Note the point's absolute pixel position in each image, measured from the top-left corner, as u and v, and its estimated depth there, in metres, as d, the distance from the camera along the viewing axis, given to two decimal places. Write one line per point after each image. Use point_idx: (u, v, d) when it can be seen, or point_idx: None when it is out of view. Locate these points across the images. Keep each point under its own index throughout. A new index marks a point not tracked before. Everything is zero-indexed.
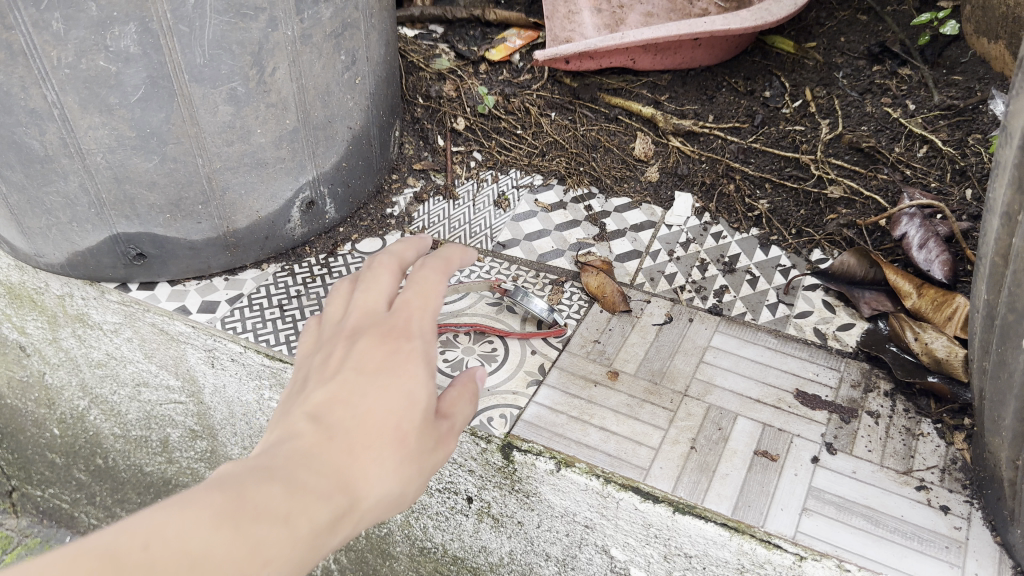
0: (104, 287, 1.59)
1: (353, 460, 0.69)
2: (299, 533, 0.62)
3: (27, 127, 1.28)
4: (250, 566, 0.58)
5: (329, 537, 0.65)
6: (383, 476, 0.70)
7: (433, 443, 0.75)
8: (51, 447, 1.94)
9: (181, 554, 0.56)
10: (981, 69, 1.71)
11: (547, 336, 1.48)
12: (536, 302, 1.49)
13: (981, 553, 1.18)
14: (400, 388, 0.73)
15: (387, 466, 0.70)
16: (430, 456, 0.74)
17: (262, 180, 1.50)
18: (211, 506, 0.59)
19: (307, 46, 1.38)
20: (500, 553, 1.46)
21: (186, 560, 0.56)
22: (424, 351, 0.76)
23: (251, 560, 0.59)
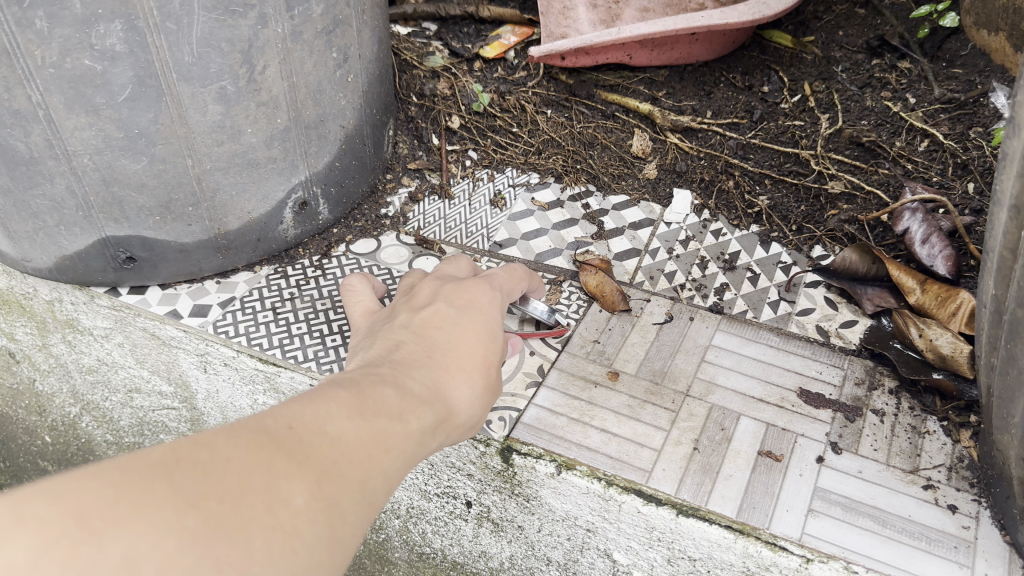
0: (94, 291, 1.56)
1: (448, 377, 0.88)
2: (416, 428, 0.78)
3: (12, 129, 1.25)
4: (382, 449, 0.73)
5: (433, 439, 0.82)
6: (468, 395, 0.89)
7: (495, 385, 0.95)
8: (43, 455, 1.91)
9: (326, 434, 0.69)
10: (981, 61, 1.69)
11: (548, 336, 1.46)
12: (537, 306, 1.44)
13: (991, 553, 1.15)
14: (476, 332, 0.95)
15: (471, 386, 0.90)
16: (493, 394, 0.94)
17: (254, 181, 1.47)
18: (348, 399, 0.74)
19: (298, 43, 1.35)
20: (500, 558, 1.43)
21: (331, 440, 0.69)
22: (494, 306, 1.01)
23: (383, 448, 0.73)
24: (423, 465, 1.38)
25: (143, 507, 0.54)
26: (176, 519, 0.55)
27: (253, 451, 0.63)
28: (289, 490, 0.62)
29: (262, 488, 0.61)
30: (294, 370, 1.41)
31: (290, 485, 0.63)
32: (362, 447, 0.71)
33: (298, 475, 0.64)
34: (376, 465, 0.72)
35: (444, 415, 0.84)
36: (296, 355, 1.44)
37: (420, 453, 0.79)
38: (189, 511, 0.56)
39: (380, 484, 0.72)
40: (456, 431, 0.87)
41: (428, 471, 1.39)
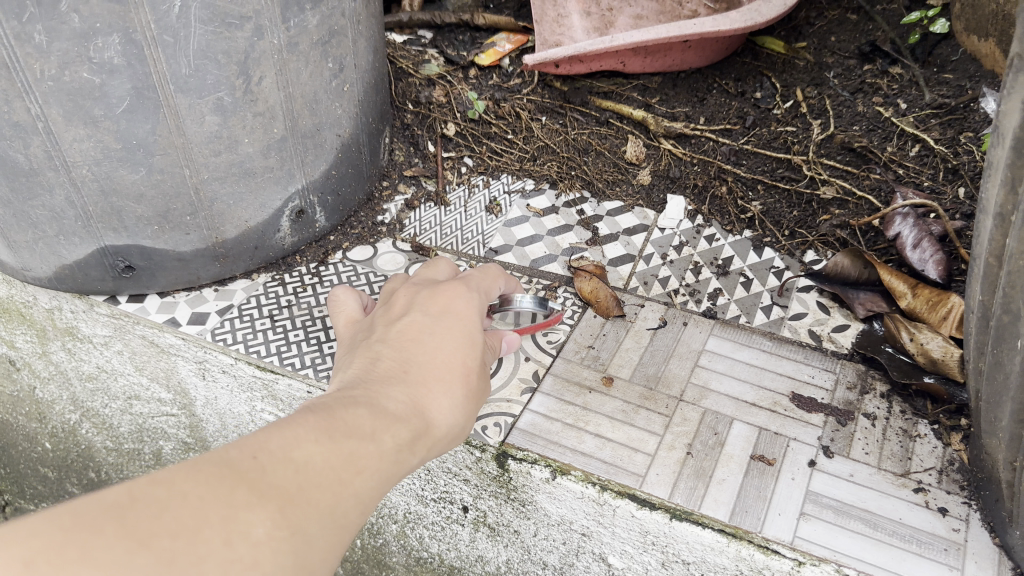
0: (93, 300, 1.58)
1: (426, 391, 0.89)
2: (390, 447, 0.80)
3: (12, 140, 1.27)
4: (353, 470, 0.75)
5: (412, 454, 0.83)
6: (448, 405, 0.90)
7: (479, 391, 0.96)
8: (43, 462, 1.92)
9: (291, 461, 0.71)
10: (972, 67, 1.71)
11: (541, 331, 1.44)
12: (524, 300, 1.30)
13: (980, 555, 1.17)
14: (454, 340, 0.95)
15: (452, 396, 0.91)
16: (476, 400, 0.95)
17: (251, 190, 1.49)
18: (317, 423, 0.76)
19: (294, 54, 1.37)
20: (497, 562, 1.44)
21: (296, 466, 0.71)
22: (475, 312, 1.01)
23: (354, 469, 0.75)
24: (420, 470, 1.40)
25: (93, 550, 0.57)
26: (129, 559, 0.57)
27: (209, 484, 0.65)
28: (249, 522, 0.65)
29: (219, 520, 0.63)
30: (292, 377, 1.43)
31: (249, 515, 0.65)
32: (331, 471, 0.73)
33: (258, 505, 0.66)
34: (347, 487, 0.74)
35: (421, 429, 0.85)
36: (293, 362, 1.45)
37: (397, 469, 0.81)
38: (142, 550, 0.58)
39: (352, 504, 0.74)
40: (438, 444, 0.89)
41: (425, 476, 1.41)
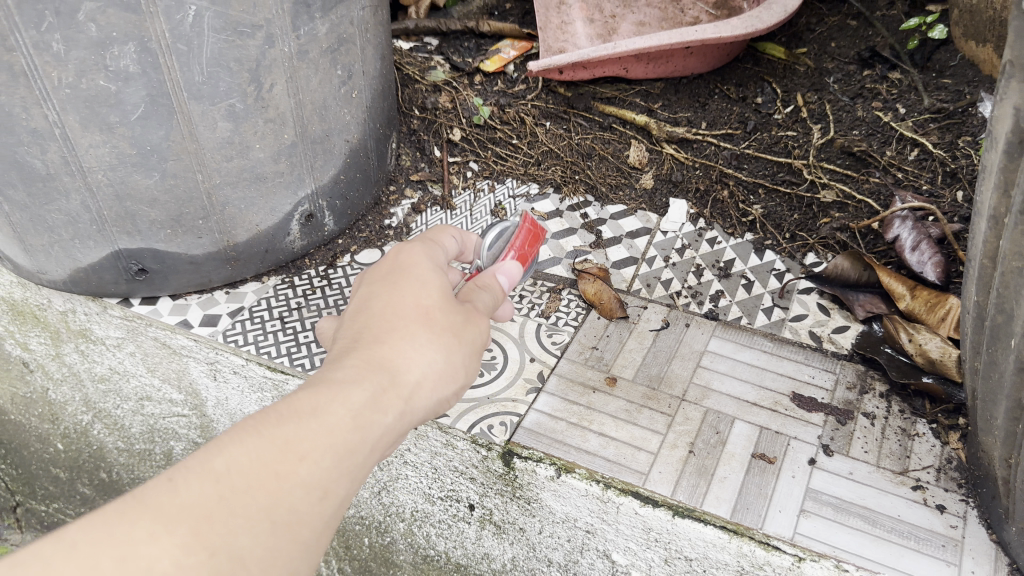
0: (107, 302, 1.61)
1: (380, 353, 0.84)
2: (334, 424, 0.79)
3: (29, 146, 1.30)
4: (288, 465, 0.76)
5: (372, 422, 0.81)
6: (417, 355, 0.85)
7: (463, 325, 0.88)
8: (55, 462, 1.92)
9: (210, 475, 0.73)
10: (970, 72, 1.73)
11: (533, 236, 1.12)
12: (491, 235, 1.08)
13: (977, 551, 1.19)
14: (408, 291, 0.88)
15: (418, 342, 0.85)
16: (463, 330, 0.88)
17: (262, 195, 1.52)
18: (247, 426, 0.77)
19: (304, 62, 1.40)
20: (503, 560, 1.46)
21: (215, 477, 0.73)
22: (422, 257, 0.92)
23: (288, 465, 0.76)
24: (427, 468, 1.43)
25: None
26: None
27: (111, 525, 0.68)
28: (157, 552, 0.68)
29: (119, 561, 0.66)
30: (302, 378, 1.46)
31: (156, 547, 0.68)
32: (257, 477, 0.74)
33: (167, 533, 0.69)
34: (282, 486, 0.75)
35: (377, 392, 0.82)
36: (303, 363, 1.48)
37: (356, 441, 0.80)
38: None
39: (297, 494, 0.76)
40: (419, 397, 0.85)
41: (432, 475, 1.44)
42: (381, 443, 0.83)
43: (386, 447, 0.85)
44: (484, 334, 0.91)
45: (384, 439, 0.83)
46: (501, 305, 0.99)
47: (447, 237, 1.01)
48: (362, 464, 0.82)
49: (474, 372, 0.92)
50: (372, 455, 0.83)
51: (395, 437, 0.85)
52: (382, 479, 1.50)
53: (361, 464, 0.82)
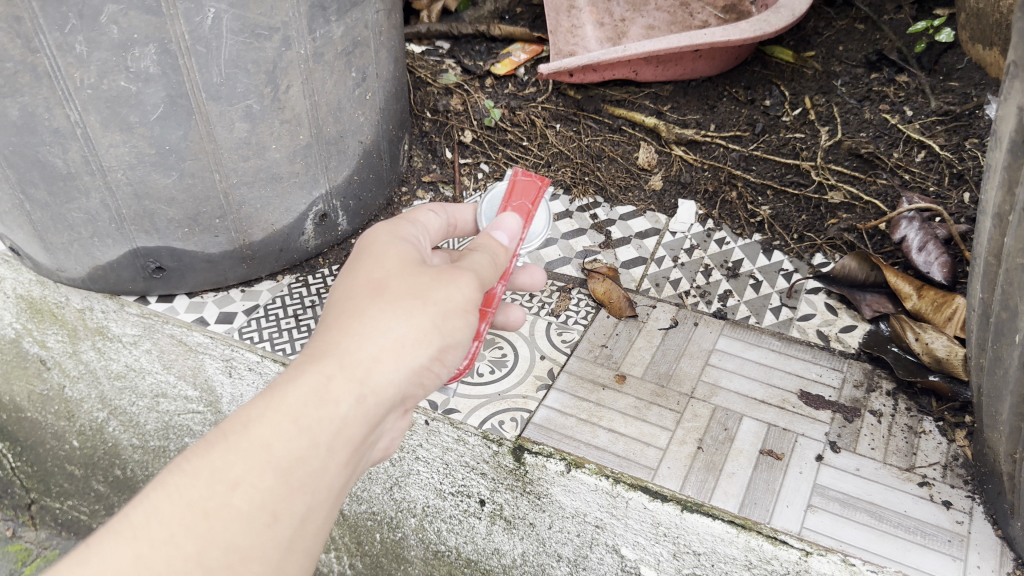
0: (124, 300, 1.71)
1: (327, 343, 0.82)
2: (279, 424, 0.78)
3: (51, 145, 1.34)
4: (228, 481, 0.75)
5: (324, 413, 0.79)
6: (369, 334, 0.83)
7: (426, 287, 0.86)
8: (70, 459, 1.77)
9: (129, 528, 0.73)
10: (977, 75, 1.75)
11: (538, 192, 1.17)
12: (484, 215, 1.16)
13: (983, 546, 1.21)
14: (361, 270, 0.88)
15: (368, 323, 0.83)
16: (420, 297, 0.85)
17: (277, 194, 1.55)
18: (186, 456, 0.77)
19: (319, 64, 1.42)
20: (512, 555, 1.39)
21: (134, 531, 0.73)
22: (380, 241, 0.92)
23: (226, 481, 0.75)
24: (438, 464, 1.44)
25: None
26: None
27: None
28: None
29: None
30: None
31: None
32: (193, 503, 0.74)
33: None
34: (220, 507, 0.75)
35: (325, 382, 0.80)
36: None
37: (306, 437, 0.78)
38: None
39: (232, 521, 0.75)
40: (381, 377, 0.82)
41: (443, 470, 1.44)
42: (345, 432, 0.81)
43: (358, 437, 0.82)
44: (463, 289, 0.88)
45: (347, 426, 0.81)
46: (501, 258, 0.98)
47: (423, 214, 1.05)
48: (327, 458, 0.80)
49: (463, 330, 0.88)
50: (338, 447, 0.81)
51: (366, 423, 0.83)
52: (394, 474, 1.48)
53: (326, 458, 0.80)
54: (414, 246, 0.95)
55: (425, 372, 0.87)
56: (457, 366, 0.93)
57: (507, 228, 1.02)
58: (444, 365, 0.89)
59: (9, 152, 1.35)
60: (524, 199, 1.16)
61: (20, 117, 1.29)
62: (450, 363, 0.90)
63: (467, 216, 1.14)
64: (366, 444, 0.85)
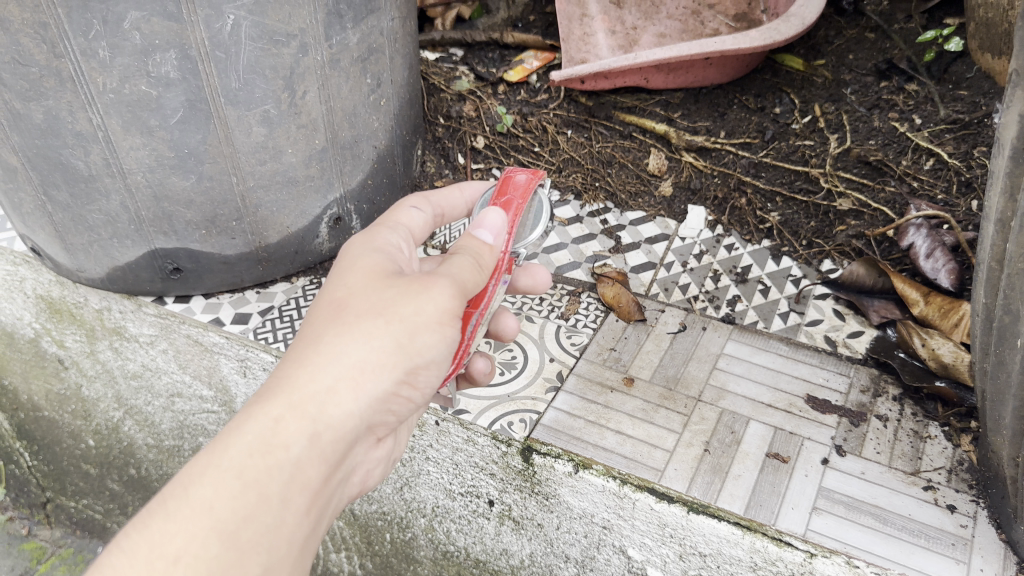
0: (142, 300, 1.69)
1: (275, 384, 0.89)
2: (225, 479, 0.85)
3: (74, 148, 1.38)
4: (171, 554, 0.82)
5: (274, 458, 0.87)
6: (320, 371, 0.89)
7: (381, 311, 0.92)
8: (86, 458, 1.86)
9: None
10: (987, 84, 1.75)
11: (530, 183, 1.16)
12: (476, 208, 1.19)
13: (986, 549, 1.22)
14: (324, 295, 0.95)
15: (321, 360, 0.90)
16: (375, 323, 0.91)
17: (293, 198, 1.58)
18: (132, 527, 0.83)
19: (335, 70, 1.45)
20: (520, 555, 1.47)
21: None
22: (349, 261, 0.98)
23: (170, 553, 0.82)
24: (449, 464, 1.47)
25: None
26: None
27: None
28: None
29: None
30: None
31: None
32: None
33: None
34: None
35: (273, 426, 0.87)
36: None
37: (254, 489, 0.86)
38: None
39: None
40: (330, 413, 0.90)
41: (453, 470, 1.48)
42: (298, 474, 0.88)
43: (311, 476, 0.90)
44: (431, 305, 0.93)
45: (300, 466, 0.88)
46: (484, 258, 1.01)
47: (404, 212, 1.11)
48: (281, 499, 0.88)
49: (424, 348, 0.94)
50: (293, 489, 0.88)
51: (319, 460, 0.90)
52: (404, 474, 1.54)
53: (280, 502, 0.88)
54: (387, 254, 1.01)
55: (379, 400, 0.94)
56: (421, 386, 0.99)
57: (493, 228, 1.03)
58: (402, 387, 0.96)
59: (33, 154, 1.40)
60: (511, 191, 1.14)
61: (45, 120, 1.33)
62: (410, 383, 0.96)
63: (454, 202, 1.21)
64: (324, 480, 0.92)
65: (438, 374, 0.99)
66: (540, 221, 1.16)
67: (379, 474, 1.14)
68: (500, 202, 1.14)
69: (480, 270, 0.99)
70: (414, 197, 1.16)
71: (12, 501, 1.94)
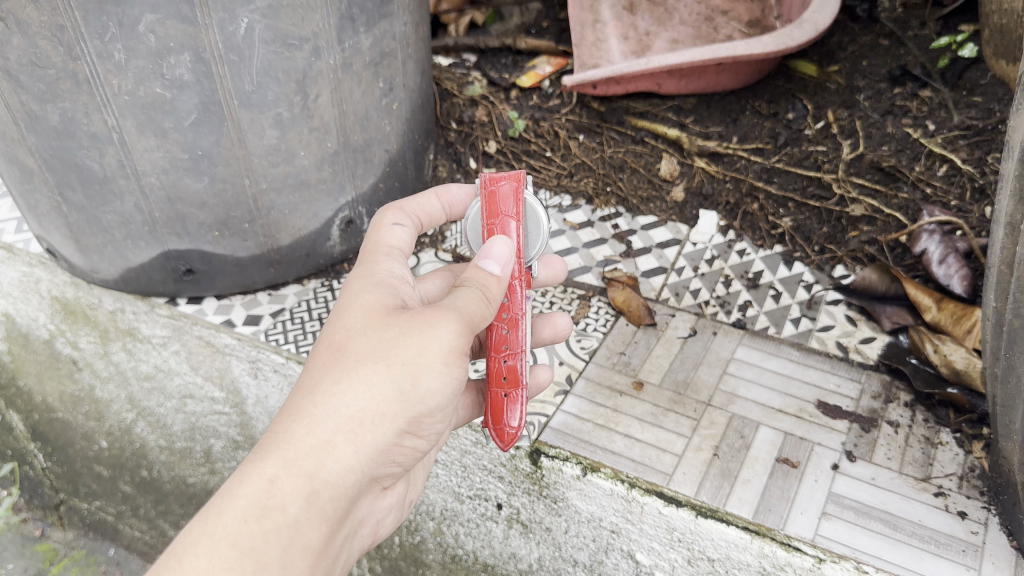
0: (154, 301, 1.74)
1: (270, 443, 0.91)
2: (219, 548, 0.86)
3: (89, 150, 1.39)
4: None
5: (271, 521, 0.89)
6: (316, 427, 0.91)
7: (378, 358, 0.93)
8: (98, 460, 1.79)
9: None
10: (1000, 91, 1.76)
11: (517, 193, 1.15)
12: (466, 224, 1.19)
13: (998, 556, 1.21)
14: (322, 345, 0.97)
15: (318, 413, 0.92)
16: (373, 372, 0.93)
17: (305, 200, 1.59)
18: None
19: (348, 74, 1.46)
20: (529, 560, 1.41)
21: None
22: (347, 304, 0.99)
23: None
24: (457, 467, 1.45)
25: None
26: None
27: None
28: None
29: None
30: None
31: None
32: None
33: None
34: None
35: (269, 487, 0.89)
36: None
37: (252, 556, 0.87)
38: None
39: None
40: (327, 468, 0.92)
41: (462, 473, 1.45)
42: (297, 534, 0.90)
43: (310, 535, 0.92)
44: (433, 344, 0.93)
45: (298, 525, 0.90)
46: (493, 290, 1.01)
47: (388, 231, 1.12)
48: (280, 563, 0.89)
49: (425, 393, 0.95)
50: (292, 552, 0.90)
51: (318, 517, 0.92)
52: None
53: (280, 566, 0.89)
54: (389, 287, 1.03)
55: (378, 451, 0.96)
56: (424, 432, 1.00)
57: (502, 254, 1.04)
58: (402, 436, 0.97)
59: (49, 156, 1.42)
60: (502, 208, 1.15)
61: (60, 122, 1.35)
62: (412, 431, 0.98)
63: (431, 209, 1.23)
64: (325, 538, 0.94)
65: (441, 418, 1.00)
66: (540, 224, 1.15)
67: (393, 523, 1.15)
68: (495, 219, 1.15)
69: (488, 303, 1.00)
70: (392, 211, 1.15)
71: (25, 503, 1.93)
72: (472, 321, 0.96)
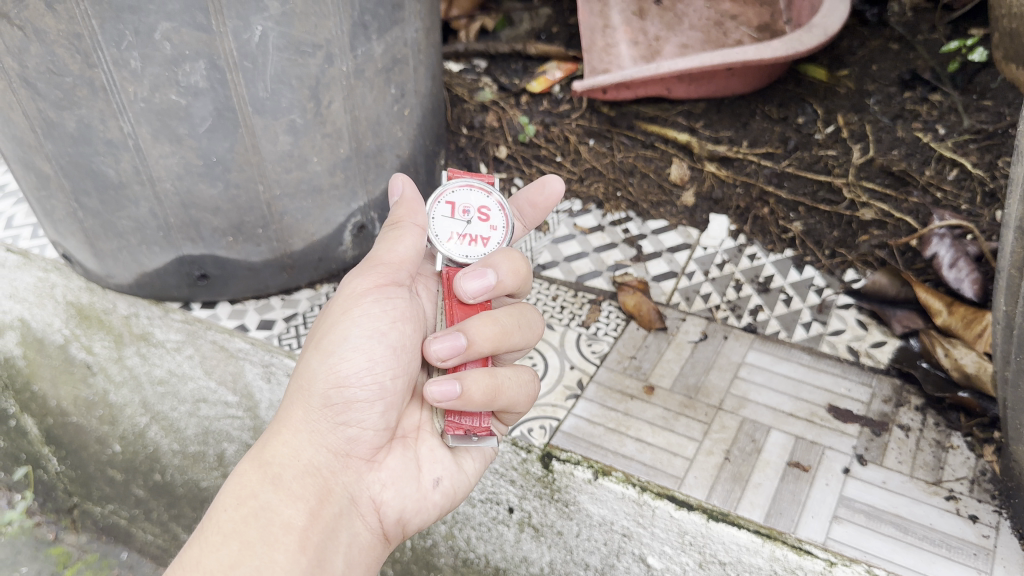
0: (168, 306, 1.77)
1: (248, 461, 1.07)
2: (208, 540, 0.96)
3: (105, 156, 1.41)
4: None
5: (247, 508, 0.99)
6: (274, 427, 1.07)
7: (308, 355, 1.10)
8: (112, 464, 1.78)
9: None
10: (1010, 94, 1.78)
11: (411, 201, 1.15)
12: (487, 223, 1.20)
13: (1009, 560, 1.21)
14: None
15: (274, 420, 1.09)
16: (304, 364, 1.09)
17: (318, 205, 1.60)
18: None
19: (360, 80, 1.47)
20: (541, 564, 1.40)
21: None
22: None
23: None
24: None
25: None
26: None
27: None
28: None
29: None
30: None
31: None
32: None
33: None
34: None
35: (241, 483, 1.02)
36: None
37: (236, 538, 0.96)
38: None
39: None
40: (278, 452, 1.04)
41: None
42: (274, 515, 0.99)
43: (287, 513, 0.99)
44: (339, 307, 1.09)
45: (272, 506, 0.99)
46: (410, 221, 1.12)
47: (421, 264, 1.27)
48: (265, 541, 0.96)
49: (333, 348, 1.06)
50: (272, 529, 0.97)
51: (289, 496, 1.01)
52: None
53: (264, 543, 0.96)
54: None
55: (322, 424, 1.07)
56: (361, 386, 1.06)
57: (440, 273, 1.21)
58: (345, 404, 1.06)
59: (66, 163, 1.44)
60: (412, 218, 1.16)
61: (77, 128, 1.37)
62: (342, 391, 1.06)
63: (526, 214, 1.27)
64: (308, 516, 1.00)
65: (365, 362, 1.06)
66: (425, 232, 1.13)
67: (423, 516, 1.12)
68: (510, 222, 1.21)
69: (390, 228, 1.11)
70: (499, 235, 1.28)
71: (38, 506, 1.87)
72: (365, 267, 1.11)
